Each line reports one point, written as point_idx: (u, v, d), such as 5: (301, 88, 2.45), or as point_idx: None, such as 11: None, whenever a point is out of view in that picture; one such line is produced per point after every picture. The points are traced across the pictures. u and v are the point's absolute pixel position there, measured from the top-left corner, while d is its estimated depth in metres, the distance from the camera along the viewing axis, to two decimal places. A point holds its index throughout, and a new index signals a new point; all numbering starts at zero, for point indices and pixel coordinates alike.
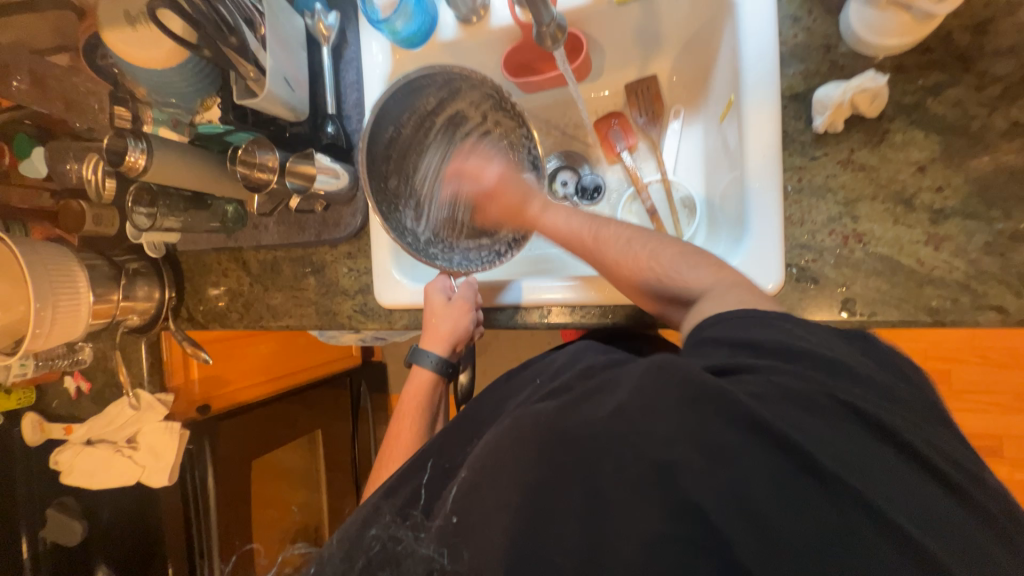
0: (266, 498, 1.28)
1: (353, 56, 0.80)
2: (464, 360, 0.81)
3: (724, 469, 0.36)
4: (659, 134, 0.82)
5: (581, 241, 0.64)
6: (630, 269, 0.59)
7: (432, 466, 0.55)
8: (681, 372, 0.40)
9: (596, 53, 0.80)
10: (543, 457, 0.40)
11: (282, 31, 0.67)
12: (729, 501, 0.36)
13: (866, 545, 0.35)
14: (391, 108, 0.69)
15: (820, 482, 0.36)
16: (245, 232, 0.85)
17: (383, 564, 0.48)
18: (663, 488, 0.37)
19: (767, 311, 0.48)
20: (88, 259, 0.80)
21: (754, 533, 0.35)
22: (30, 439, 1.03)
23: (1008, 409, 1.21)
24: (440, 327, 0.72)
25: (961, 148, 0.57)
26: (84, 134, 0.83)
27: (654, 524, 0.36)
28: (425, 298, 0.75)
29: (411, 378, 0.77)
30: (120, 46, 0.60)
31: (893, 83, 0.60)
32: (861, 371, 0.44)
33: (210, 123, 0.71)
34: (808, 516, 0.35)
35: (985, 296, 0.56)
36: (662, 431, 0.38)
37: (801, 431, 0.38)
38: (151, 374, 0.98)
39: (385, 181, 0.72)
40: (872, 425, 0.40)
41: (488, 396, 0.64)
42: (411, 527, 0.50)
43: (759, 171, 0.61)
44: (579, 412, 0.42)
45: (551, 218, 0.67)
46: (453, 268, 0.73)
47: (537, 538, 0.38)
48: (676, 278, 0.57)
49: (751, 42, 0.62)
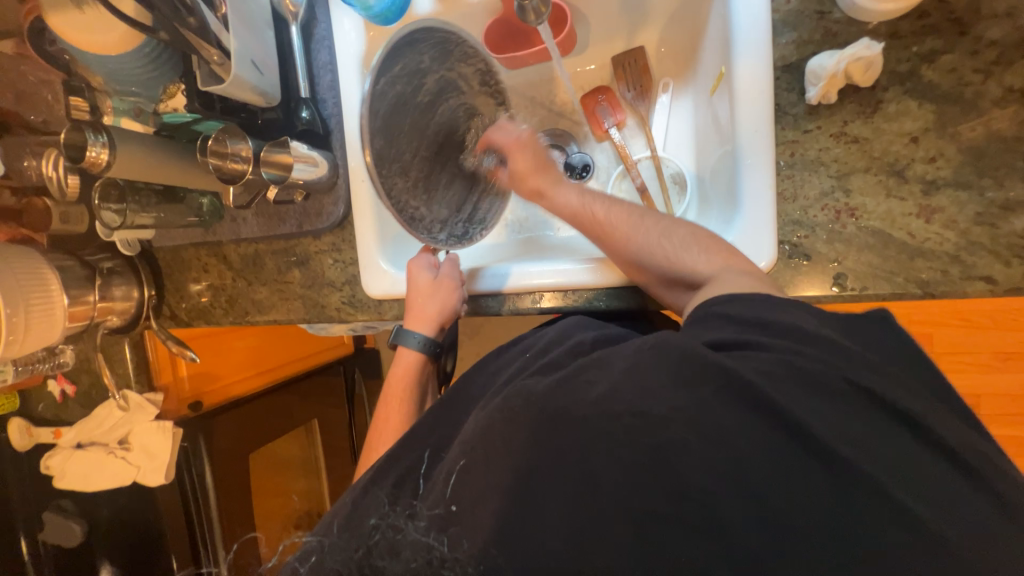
0: (264, 486, 1.28)
1: (325, 34, 0.76)
2: (449, 342, 0.80)
3: (718, 448, 0.37)
4: (647, 109, 0.79)
5: (589, 213, 0.65)
6: (635, 245, 0.61)
7: (430, 454, 0.54)
8: (681, 349, 0.42)
9: (580, 25, 0.77)
10: (537, 442, 0.40)
11: (245, 10, 0.63)
12: (722, 476, 0.37)
13: (852, 515, 0.36)
14: (391, 59, 0.60)
15: (812, 458, 0.37)
16: (223, 225, 0.81)
17: (383, 553, 0.46)
18: (657, 467, 0.37)
19: (769, 294, 0.49)
20: (59, 260, 0.77)
21: (746, 508, 0.36)
22: (18, 444, 1.00)
23: (986, 368, 1.25)
24: (427, 308, 0.71)
25: (954, 116, 0.56)
26: (40, 127, 0.78)
27: (649, 502, 0.37)
28: (408, 278, 0.73)
29: (397, 360, 0.75)
30: (64, 28, 0.55)
31: (888, 51, 0.58)
32: (855, 347, 0.44)
33: (174, 112, 0.66)
34: (800, 492, 0.36)
35: (974, 266, 0.56)
36: (660, 411, 0.39)
37: (792, 409, 0.38)
38: (138, 373, 0.96)
39: (375, 144, 0.60)
40: (867, 396, 0.40)
41: (479, 373, 0.65)
42: (410, 513, 0.47)
43: (752, 145, 0.59)
44: (573, 392, 0.42)
45: (562, 194, 0.68)
46: (435, 242, 0.68)
47: (532, 521, 0.39)
48: (681, 260, 0.58)
49: (743, 9, 0.59)
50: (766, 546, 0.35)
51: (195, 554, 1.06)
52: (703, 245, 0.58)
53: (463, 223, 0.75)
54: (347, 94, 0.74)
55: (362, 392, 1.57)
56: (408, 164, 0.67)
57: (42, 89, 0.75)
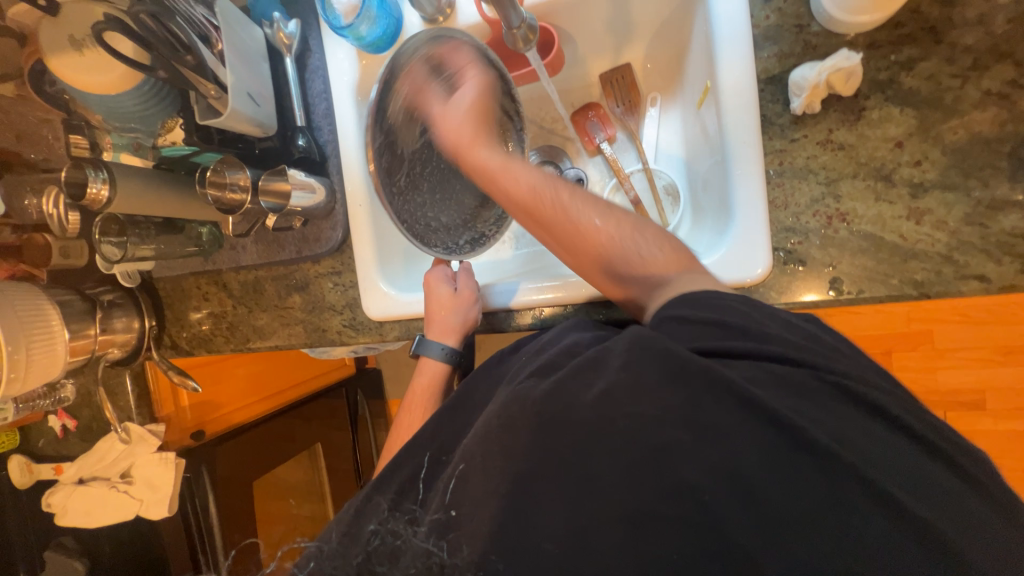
0: (265, 515, 1.22)
1: (318, 64, 0.77)
2: (468, 343, 0.77)
3: (711, 445, 0.37)
4: (637, 122, 0.81)
5: (551, 193, 0.60)
6: (598, 240, 0.58)
7: (430, 457, 0.53)
8: (663, 350, 0.41)
9: (568, 45, 0.79)
10: (530, 444, 0.40)
11: (241, 44, 0.64)
12: (717, 473, 0.37)
13: (847, 505, 0.37)
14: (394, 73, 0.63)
15: (811, 451, 0.37)
16: (223, 253, 0.83)
17: (381, 559, 0.46)
18: (652, 466, 0.37)
19: (724, 294, 0.48)
20: (60, 295, 0.78)
21: (742, 504, 0.36)
22: (20, 482, 0.99)
23: (990, 362, 1.25)
24: (449, 320, 0.71)
25: (935, 120, 0.58)
26: (40, 164, 0.80)
27: (642, 500, 0.37)
28: (428, 292, 0.73)
29: (420, 369, 0.74)
30: (65, 71, 0.57)
31: (867, 60, 0.60)
32: (843, 338, 0.46)
33: (173, 146, 0.68)
34: (795, 482, 0.37)
35: (967, 266, 0.56)
36: (651, 413, 0.39)
37: (781, 405, 0.39)
38: (139, 406, 0.95)
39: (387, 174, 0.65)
40: (862, 393, 0.41)
41: (483, 378, 0.61)
42: (411, 519, 0.48)
43: (743, 158, 0.60)
44: (568, 396, 0.42)
45: (486, 153, 0.64)
46: (451, 254, 0.70)
47: (529, 519, 0.39)
48: (646, 264, 0.57)
49: (725, 26, 0.61)
50: (761, 539, 0.36)
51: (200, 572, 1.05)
52: (675, 252, 0.57)
53: (486, 221, 0.75)
54: (344, 122, 0.76)
55: (366, 414, 1.55)
56: (425, 178, 0.71)
57: (42, 128, 0.77)
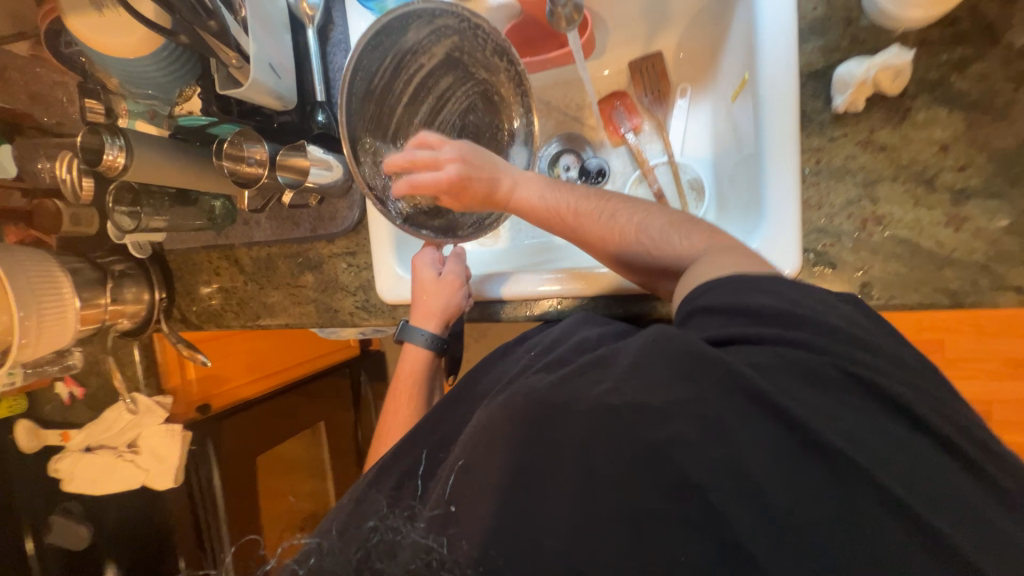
0: (270, 490, 1.26)
1: (341, 37, 0.74)
2: (455, 333, 0.75)
3: (735, 456, 0.36)
4: (664, 113, 0.79)
5: (565, 208, 0.60)
6: (616, 233, 0.58)
7: (427, 454, 0.53)
8: (679, 346, 0.40)
9: (599, 29, 0.76)
10: (532, 436, 0.40)
11: (264, 12, 0.62)
12: (730, 477, 0.35)
13: (874, 522, 0.35)
14: (370, 45, 0.58)
15: (844, 464, 0.36)
16: (236, 228, 0.82)
17: (380, 556, 0.45)
18: (656, 464, 0.36)
19: (760, 273, 0.48)
20: (71, 263, 0.76)
21: (766, 517, 0.35)
22: (25, 446, 0.99)
23: (1000, 375, 1.25)
24: (433, 305, 0.70)
25: (985, 125, 0.56)
26: (53, 128, 0.78)
27: (642, 498, 0.36)
28: (413, 275, 0.72)
29: (403, 356, 0.73)
30: (84, 31, 0.56)
31: (918, 58, 0.57)
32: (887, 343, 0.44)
33: (190, 115, 0.66)
34: (804, 487, 0.35)
35: (1005, 277, 0.55)
36: (657, 405, 0.38)
37: (809, 416, 0.37)
38: (147, 377, 0.94)
39: (366, 137, 0.61)
40: (902, 402, 0.40)
41: (489, 372, 0.61)
42: (410, 515, 0.47)
43: (778, 153, 0.58)
44: (575, 388, 0.41)
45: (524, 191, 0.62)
46: (444, 236, 0.67)
47: (530, 509, 0.38)
48: (663, 247, 0.57)
49: (769, 16, 0.59)
50: (768, 544, 0.34)
51: (202, 542, 1.06)
52: (685, 232, 0.57)
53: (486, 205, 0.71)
54: None
55: (368, 395, 1.55)
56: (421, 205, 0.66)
57: (56, 91, 0.75)
